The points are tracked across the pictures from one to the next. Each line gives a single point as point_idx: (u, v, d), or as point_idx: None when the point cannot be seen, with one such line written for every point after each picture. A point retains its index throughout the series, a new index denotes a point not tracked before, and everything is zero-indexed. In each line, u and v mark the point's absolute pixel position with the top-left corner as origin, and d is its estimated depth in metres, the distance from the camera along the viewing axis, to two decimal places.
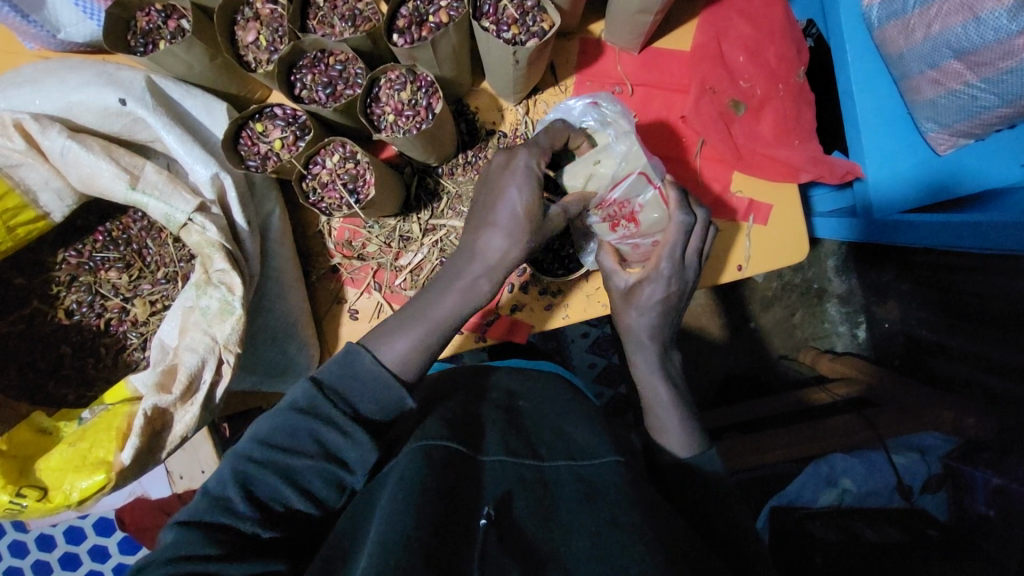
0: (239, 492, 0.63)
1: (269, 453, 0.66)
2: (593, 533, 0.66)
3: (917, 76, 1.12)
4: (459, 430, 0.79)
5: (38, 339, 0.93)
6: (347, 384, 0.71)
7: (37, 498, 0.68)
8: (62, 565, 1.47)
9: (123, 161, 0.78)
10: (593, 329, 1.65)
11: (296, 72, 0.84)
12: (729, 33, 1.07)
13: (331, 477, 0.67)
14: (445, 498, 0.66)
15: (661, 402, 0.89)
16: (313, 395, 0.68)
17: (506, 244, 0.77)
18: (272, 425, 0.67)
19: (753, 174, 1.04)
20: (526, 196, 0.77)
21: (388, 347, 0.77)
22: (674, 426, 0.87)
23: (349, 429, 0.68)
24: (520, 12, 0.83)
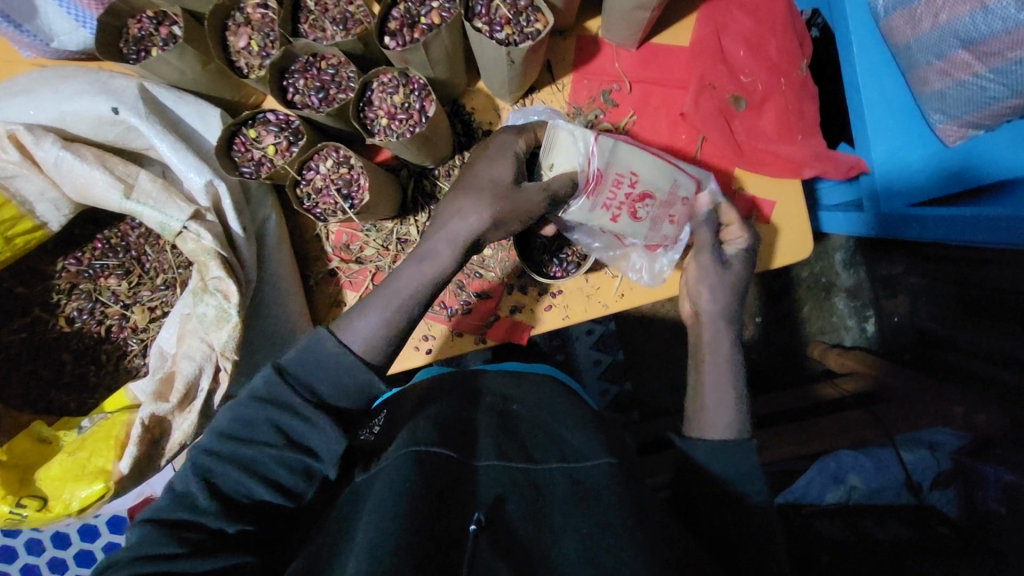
0: (199, 487, 0.64)
1: (229, 444, 0.65)
2: (583, 536, 0.66)
3: (925, 67, 1.09)
4: (451, 434, 0.78)
5: (41, 347, 0.93)
6: (308, 367, 0.69)
7: (37, 507, 0.69)
8: (78, 562, 1.49)
9: (117, 170, 0.78)
10: (598, 326, 1.63)
11: (288, 77, 0.83)
12: (728, 27, 1.05)
13: (297, 466, 0.66)
14: (437, 501, 0.67)
15: (717, 382, 0.83)
16: (274, 384, 0.67)
17: (477, 219, 0.78)
18: (230, 416, 0.66)
19: (756, 171, 1.03)
20: (502, 168, 0.81)
21: (351, 329, 0.75)
22: (729, 404, 0.82)
23: (311, 415, 0.67)
24: (514, 12, 0.82)
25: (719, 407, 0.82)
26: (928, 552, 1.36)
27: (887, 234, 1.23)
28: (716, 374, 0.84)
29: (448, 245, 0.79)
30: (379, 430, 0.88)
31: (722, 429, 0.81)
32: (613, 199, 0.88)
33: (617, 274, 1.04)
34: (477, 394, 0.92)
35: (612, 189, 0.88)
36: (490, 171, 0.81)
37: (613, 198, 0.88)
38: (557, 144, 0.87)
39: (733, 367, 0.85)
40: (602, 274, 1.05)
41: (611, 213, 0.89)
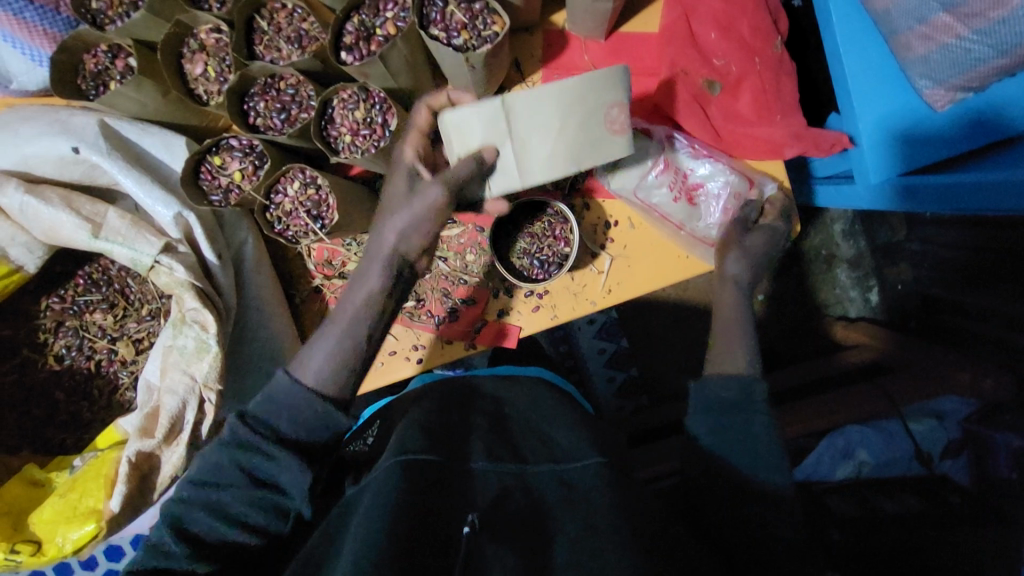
0: (172, 537, 0.62)
1: (201, 490, 0.64)
2: (572, 538, 0.66)
3: (906, 33, 1.06)
4: (438, 440, 0.77)
5: (32, 388, 0.94)
6: (271, 408, 0.66)
7: (31, 552, 0.70)
8: None
9: (84, 209, 0.78)
10: (599, 315, 1.60)
11: (249, 100, 0.82)
12: (698, 9, 1.01)
13: (270, 504, 0.64)
14: (417, 517, 0.65)
15: (733, 320, 0.87)
16: (235, 426, 0.65)
17: (393, 232, 0.71)
18: (198, 463, 0.65)
19: (735, 156, 1.03)
20: (398, 178, 0.75)
21: (302, 364, 0.69)
22: (740, 350, 0.84)
23: (279, 458, 0.64)
24: (469, 16, 0.80)
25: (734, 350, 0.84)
26: (935, 522, 1.37)
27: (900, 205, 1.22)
28: (729, 324, 0.87)
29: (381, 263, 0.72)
30: (372, 441, 0.92)
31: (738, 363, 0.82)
32: (681, 185, 0.99)
33: (602, 269, 1.02)
34: (472, 395, 0.92)
35: (676, 176, 0.99)
36: (395, 189, 0.74)
37: (681, 185, 0.99)
38: (461, 134, 0.77)
39: (743, 314, 0.88)
40: (587, 271, 1.02)
41: (676, 196, 0.98)
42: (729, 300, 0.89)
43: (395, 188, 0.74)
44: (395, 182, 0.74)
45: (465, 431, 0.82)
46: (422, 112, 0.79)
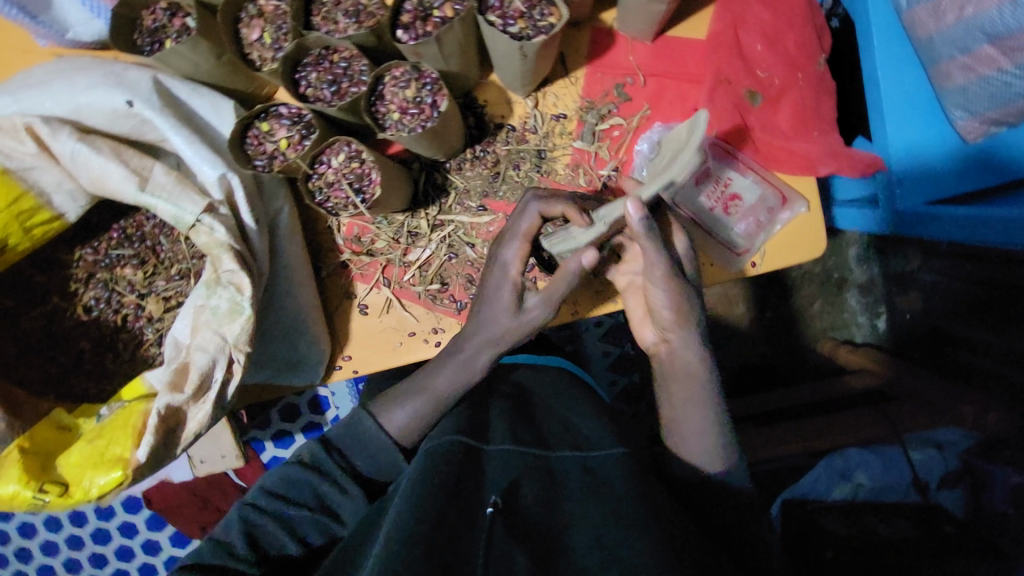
0: (240, 536, 0.77)
1: (272, 500, 0.80)
2: (595, 527, 0.67)
3: (947, 61, 1.07)
4: (467, 424, 0.81)
5: (58, 336, 0.95)
6: (351, 442, 0.86)
7: (59, 493, 0.71)
8: (120, 532, 1.76)
9: (132, 162, 0.79)
10: (608, 319, 1.62)
11: (301, 70, 0.83)
12: (746, 20, 1.02)
13: (325, 527, 0.80)
14: (447, 493, 0.68)
15: (686, 401, 0.84)
16: (320, 454, 0.83)
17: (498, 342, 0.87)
18: (277, 477, 0.83)
19: (770, 169, 1.02)
20: (506, 291, 0.87)
21: (391, 418, 0.87)
22: (694, 433, 0.83)
23: (345, 486, 0.82)
24: (527, 5, 0.81)
25: (700, 436, 0.83)
26: (930, 551, 1.35)
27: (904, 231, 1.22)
28: (690, 388, 0.85)
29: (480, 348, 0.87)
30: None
31: (711, 453, 0.83)
32: (720, 194, 1.04)
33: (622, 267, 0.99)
34: (495, 383, 0.96)
35: (716, 186, 1.04)
36: (498, 298, 0.87)
37: (720, 194, 1.04)
38: (560, 243, 0.87)
39: (702, 387, 0.84)
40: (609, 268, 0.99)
41: (713, 205, 1.04)
42: (689, 357, 0.85)
43: (501, 294, 0.87)
44: (504, 297, 0.86)
45: (485, 416, 0.85)
46: (534, 216, 0.88)
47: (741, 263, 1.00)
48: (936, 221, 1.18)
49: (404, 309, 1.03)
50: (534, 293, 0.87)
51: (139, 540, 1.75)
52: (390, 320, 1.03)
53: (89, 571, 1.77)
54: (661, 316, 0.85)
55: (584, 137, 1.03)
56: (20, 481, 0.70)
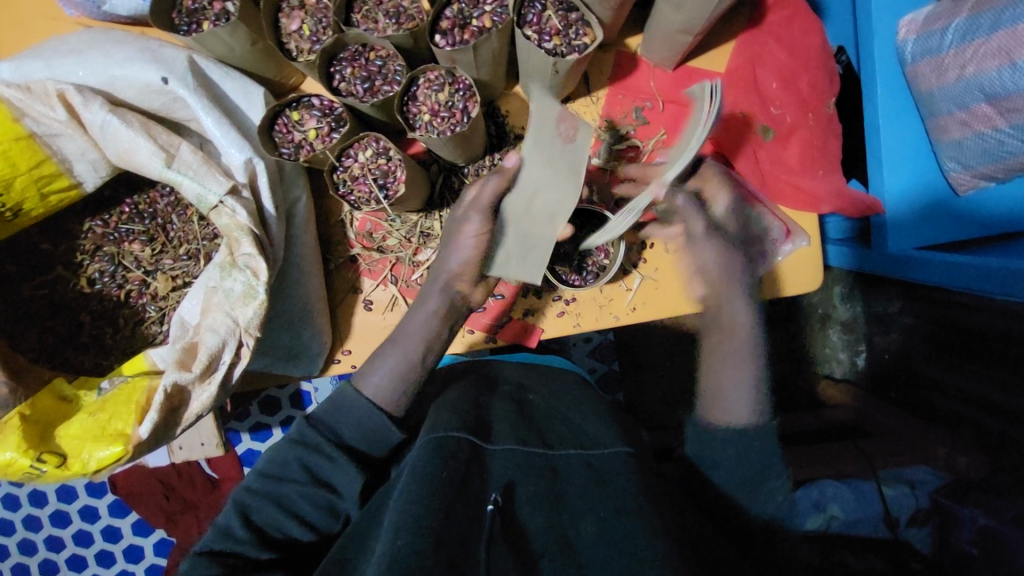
0: (238, 520, 0.75)
1: (265, 483, 0.77)
2: (601, 519, 0.70)
3: (946, 116, 1.12)
4: (470, 419, 0.80)
5: (60, 306, 0.94)
6: (334, 411, 0.83)
7: (56, 464, 0.69)
8: (81, 516, 1.71)
9: (160, 138, 0.79)
10: (595, 334, 1.63)
11: (336, 64, 0.85)
12: (764, 59, 1.06)
13: (325, 506, 0.77)
14: (452, 489, 0.68)
15: (734, 362, 0.90)
16: (303, 429, 0.80)
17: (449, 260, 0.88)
18: (265, 458, 0.79)
19: (776, 202, 1.06)
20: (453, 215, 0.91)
21: (367, 381, 0.87)
22: (735, 394, 0.87)
23: (336, 458, 0.79)
24: (564, 24, 0.84)
25: (737, 391, 0.87)
26: None
27: (893, 271, 1.25)
28: (734, 335, 0.92)
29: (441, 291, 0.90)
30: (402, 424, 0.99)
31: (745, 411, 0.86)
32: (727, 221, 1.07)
33: (632, 287, 1.06)
34: (495, 382, 0.95)
35: None
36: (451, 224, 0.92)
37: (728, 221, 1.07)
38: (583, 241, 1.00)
39: (750, 341, 0.92)
40: (617, 286, 1.06)
41: None
42: (735, 312, 0.94)
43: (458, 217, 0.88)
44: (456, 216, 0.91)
45: (488, 412, 0.84)
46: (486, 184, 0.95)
47: None
48: (925, 264, 1.18)
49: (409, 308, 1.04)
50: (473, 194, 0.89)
51: (99, 527, 1.71)
52: (393, 317, 1.04)
53: (44, 555, 1.71)
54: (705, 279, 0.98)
55: (601, 155, 1.06)
56: (18, 448, 0.69)
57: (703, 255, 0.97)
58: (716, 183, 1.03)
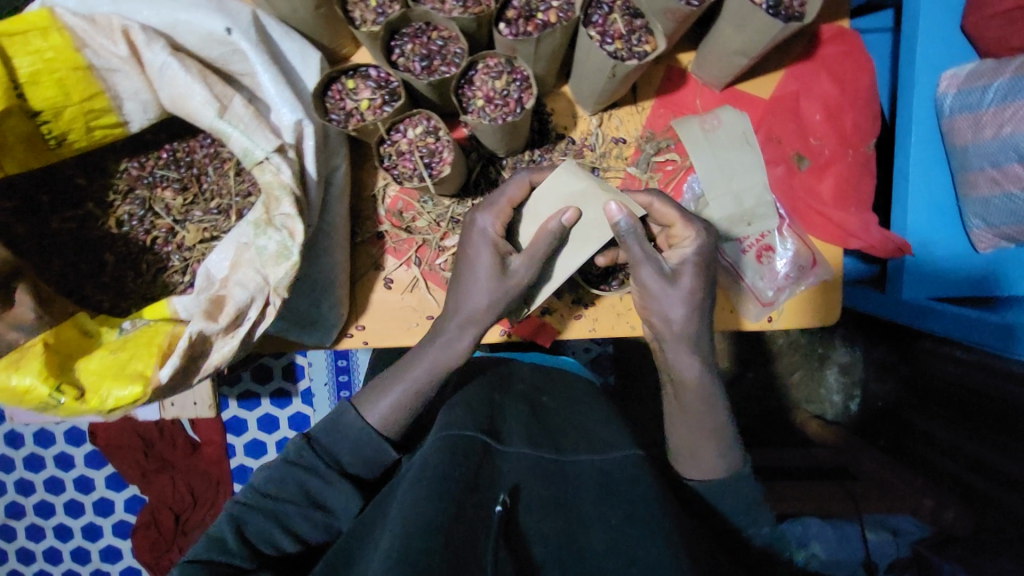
0: (232, 532, 0.74)
1: (262, 498, 0.78)
2: (611, 528, 0.69)
3: (976, 171, 1.14)
4: (484, 420, 0.81)
5: (86, 243, 0.93)
6: (333, 435, 0.85)
7: (75, 396, 0.69)
8: (55, 462, 1.70)
9: (215, 88, 0.78)
10: (595, 346, 1.64)
11: (397, 39, 0.85)
12: (811, 90, 1.07)
13: (319, 522, 0.79)
14: (464, 487, 0.68)
15: (700, 392, 0.85)
16: (304, 450, 0.82)
17: (482, 301, 0.88)
18: (264, 475, 0.80)
19: (804, 230, 1.07)
20: (486, 253, 0.88)
21: (373, 408, 0.87)
22: (710, 451, 0.85)
23: (335, 480, 0.81)
24: (628, 29, 0.85)
25: (705, 445, 0.86)
26: None
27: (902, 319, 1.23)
28: (686, 399, 0.86)
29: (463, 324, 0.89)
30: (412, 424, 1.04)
31: (704, 468, 0.86)
32: (757, 243, 1.07)
33: None
34: (509, 381, 0.97)
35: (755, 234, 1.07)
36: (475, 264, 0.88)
37: (757, 243, 1.07)
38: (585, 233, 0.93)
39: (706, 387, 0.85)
40: None
41: (753, 253, 1.06)
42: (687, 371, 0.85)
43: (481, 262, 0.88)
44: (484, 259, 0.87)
45: (500, 413, 0.86)
46: (521, 184, 0.90)
47: (762, 315, 1.05)
48: (937, 316, 1.17)
49: (428, 291, 1.04)
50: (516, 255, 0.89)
51: (73, 475, 1.70)
52: (412, 299, 1.04)
53: (11, 497, 1.72)
54: (654, 325, 0.86)
55: (639, 164, 1.07)
56: (39, 375, 0.69)
57: (666, 310, 0.82)
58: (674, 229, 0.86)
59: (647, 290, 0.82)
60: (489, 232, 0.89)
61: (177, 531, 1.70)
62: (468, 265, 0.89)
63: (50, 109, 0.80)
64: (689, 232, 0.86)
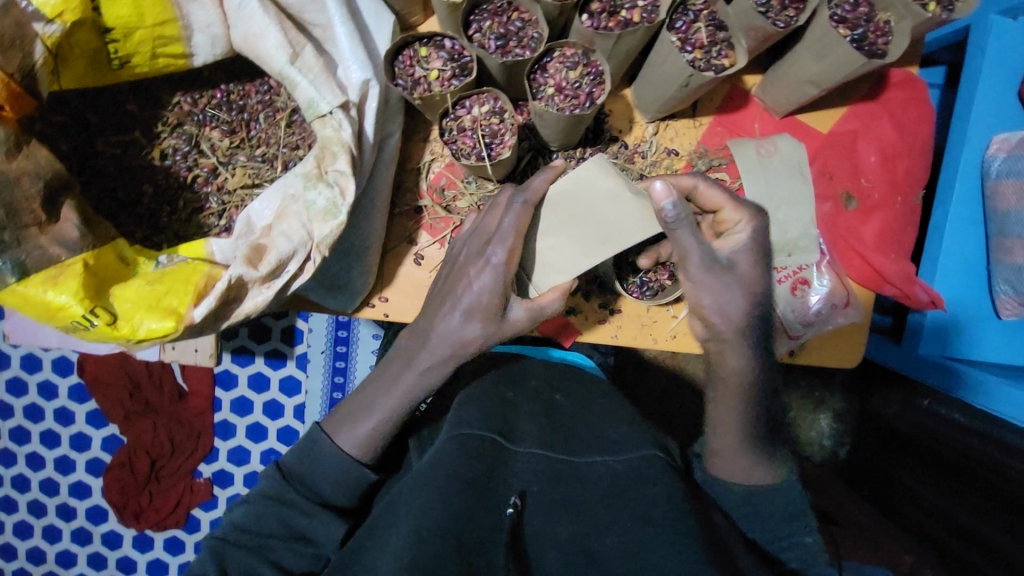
0: (213, 566, 0.70)
1: (242, 535, 0.74)
2: (627, 532, 0.67)
3: (1013, 238, 1.11)
4: (496, 419, 0.79)
5: (128, 171, 0.92)
6: (308, 463, 0.79)
7: (107, 322, 0.69)
8: (39, 390, 1.68)
9: (290, 34, 0.79)
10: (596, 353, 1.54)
11: (476, 14, 0.85)
12: (870, 131, 1.07)
13: (304, 554, 0.75)
14: (474, 492, 0.66)
15: (744, 396, 0.84)
16: (279, 485, 0.77)
17: (472, 333, 0.80)
18: (243, 511, 0.76)
19: (840, 270, 1.07)
20: (490, 287, 0.79)
21: (347, 433, 0.80)
22: (753, 458, 0.83)
23: (315, 512, 0.77)
24: (710, 40, 0.85)
25: (751, 454, 0.83)
26: None
27: (914, 372, 1.23)
28: (727, 405, 0.85)
29: (453, 347, 0.80)
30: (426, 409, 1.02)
31: (737, 472, 0.84)
32: (793, 275, 1.05)
33: (678, 315, 1.06)
34: (525, 377, 0.94)
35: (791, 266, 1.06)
36: (475, 286, 0.79)
37: (793, 275, 1.05)
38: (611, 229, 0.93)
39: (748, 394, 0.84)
40: (663, 310, 1.06)
41: (789, 284, 1.05)
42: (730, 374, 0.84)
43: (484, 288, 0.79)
44: (480, 281, 0.79)
45: (515, 412, 0.83)
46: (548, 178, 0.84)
47: (785, 347, 1.05)
48: (949, 373, 1.16)
49: None
50: (519, 303, 0.82)
51: (56, 405, 1.68)
52: None
53: None
54: (708, 322, 0.82)
55: None
56: (75, 295, 0.68)
57: (718, 299, 0.80)
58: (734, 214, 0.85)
59: (690, 265, 0.80)
60: (497, 266, 0.79)
61: (149, 478, 1.68)
62: (467, 293, 0.79)
63: (121, 28, 0.80)
64: (741, 215, 0.84)
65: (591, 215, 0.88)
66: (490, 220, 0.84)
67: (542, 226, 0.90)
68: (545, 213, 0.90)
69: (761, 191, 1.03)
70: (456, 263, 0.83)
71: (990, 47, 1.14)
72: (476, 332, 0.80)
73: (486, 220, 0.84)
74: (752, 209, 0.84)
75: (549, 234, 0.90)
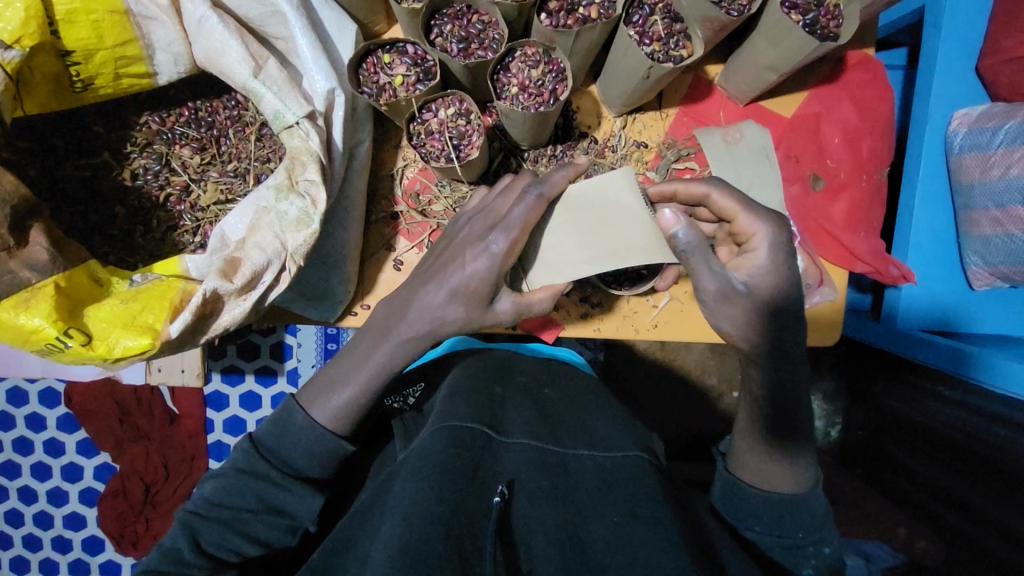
0: (187, 544, 0.71)
1: (214, 510, 0.74)
2: (615, 524, 0.67)
3: (980, 210, 1.14)
4: (485, 411, 0.80)
5: (100, 194, 0.92)
6: (281, 434, 0.78)
7: (82, 342, 0.70)
8: (26, 423, 1.66)
9: (251, 47, 0.80)
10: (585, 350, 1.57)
11: (437, 18, 0.86)
12: (832, 113, 1.09)
13: (278, 525, 0.76)
14: (466, 479, 0.67)
15: (763, 407, 0.82)
16: (252, 458, 0.76)
17: (450, 312, 0.79)
18: (212, 487, 0.75)
19: (814, 250, 1.09)
20: (468, 267, 0.79)
21: (323, 406, 0.79)
22: (768, 468, 0.80)
23: (288, 485, 0.76)
24: (667, 32, 0.88)
25: (771, 465, 0.80)
26: None
27: (894, 347, 1.22)
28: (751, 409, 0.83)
29: (422, 324, 0.80)
30: (415, 401, 0.94)
31: (759, 474, 0.81)
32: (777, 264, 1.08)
33: (658, 304, 1.07)
34: (511, 373, 0.95)
35: None
36: (461, 265, 0.79)
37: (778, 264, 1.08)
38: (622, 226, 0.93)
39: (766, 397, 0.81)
40: (643, 301, 1.07)
41: None
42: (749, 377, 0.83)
43: (468, 271, 0.78)
44: (470, 261, 0.78)
45: (503, 406, 0.84)
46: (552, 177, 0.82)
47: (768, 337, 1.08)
48: (923, 344, 1.15)
49: None
50: (509, 296, 0.83)
51: (44, 436, 1.66)
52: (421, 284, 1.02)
53: None
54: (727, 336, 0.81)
55: (658, 170, 1.07)
56: (47, 317, 0.69)
57: (735, 323, 0.79)
58: (748, 222, 0.79)
59: (702, 294, 0.79)
60: (496, 256, 0.78)
61: (144, 504, 1.67)
62: (458, 274, 0.79)
63: (82, 51, 0.80)
64: (757, 229, 0.78)
65: (602, 222, 0.90)
66: (502, 203, 0.82)
67: (552, 223, 0.91)
68: (559, 211, 0.91)
69: (729, 174, 1.04)
70: (455, 241, 0.83)
71: (944, 26, 1.16)
72: (451, 311, 0.80)
73: (496, 203, 0.83)
74: (773, 220, 0.78)
75: (553, 233, 0.91)
